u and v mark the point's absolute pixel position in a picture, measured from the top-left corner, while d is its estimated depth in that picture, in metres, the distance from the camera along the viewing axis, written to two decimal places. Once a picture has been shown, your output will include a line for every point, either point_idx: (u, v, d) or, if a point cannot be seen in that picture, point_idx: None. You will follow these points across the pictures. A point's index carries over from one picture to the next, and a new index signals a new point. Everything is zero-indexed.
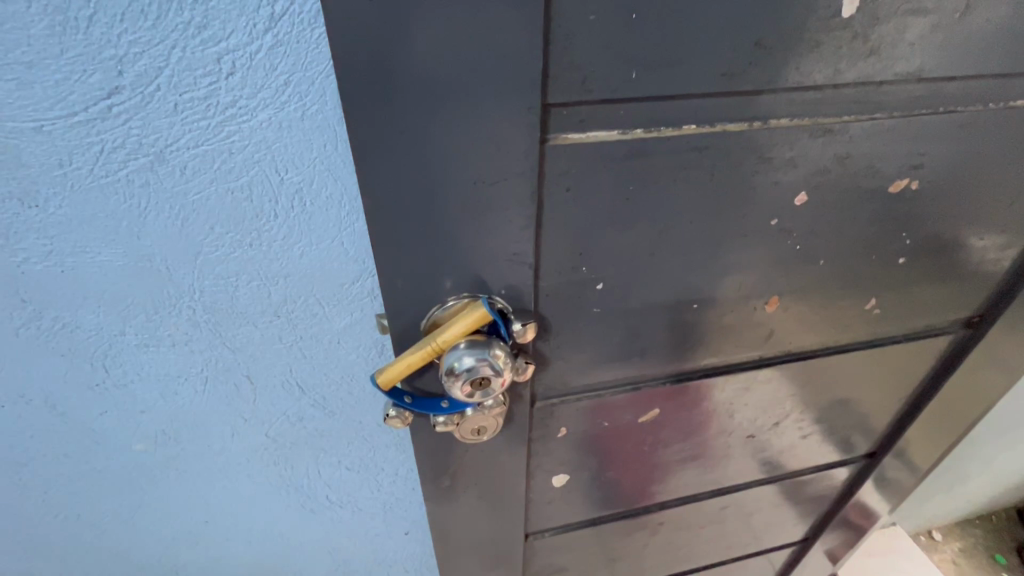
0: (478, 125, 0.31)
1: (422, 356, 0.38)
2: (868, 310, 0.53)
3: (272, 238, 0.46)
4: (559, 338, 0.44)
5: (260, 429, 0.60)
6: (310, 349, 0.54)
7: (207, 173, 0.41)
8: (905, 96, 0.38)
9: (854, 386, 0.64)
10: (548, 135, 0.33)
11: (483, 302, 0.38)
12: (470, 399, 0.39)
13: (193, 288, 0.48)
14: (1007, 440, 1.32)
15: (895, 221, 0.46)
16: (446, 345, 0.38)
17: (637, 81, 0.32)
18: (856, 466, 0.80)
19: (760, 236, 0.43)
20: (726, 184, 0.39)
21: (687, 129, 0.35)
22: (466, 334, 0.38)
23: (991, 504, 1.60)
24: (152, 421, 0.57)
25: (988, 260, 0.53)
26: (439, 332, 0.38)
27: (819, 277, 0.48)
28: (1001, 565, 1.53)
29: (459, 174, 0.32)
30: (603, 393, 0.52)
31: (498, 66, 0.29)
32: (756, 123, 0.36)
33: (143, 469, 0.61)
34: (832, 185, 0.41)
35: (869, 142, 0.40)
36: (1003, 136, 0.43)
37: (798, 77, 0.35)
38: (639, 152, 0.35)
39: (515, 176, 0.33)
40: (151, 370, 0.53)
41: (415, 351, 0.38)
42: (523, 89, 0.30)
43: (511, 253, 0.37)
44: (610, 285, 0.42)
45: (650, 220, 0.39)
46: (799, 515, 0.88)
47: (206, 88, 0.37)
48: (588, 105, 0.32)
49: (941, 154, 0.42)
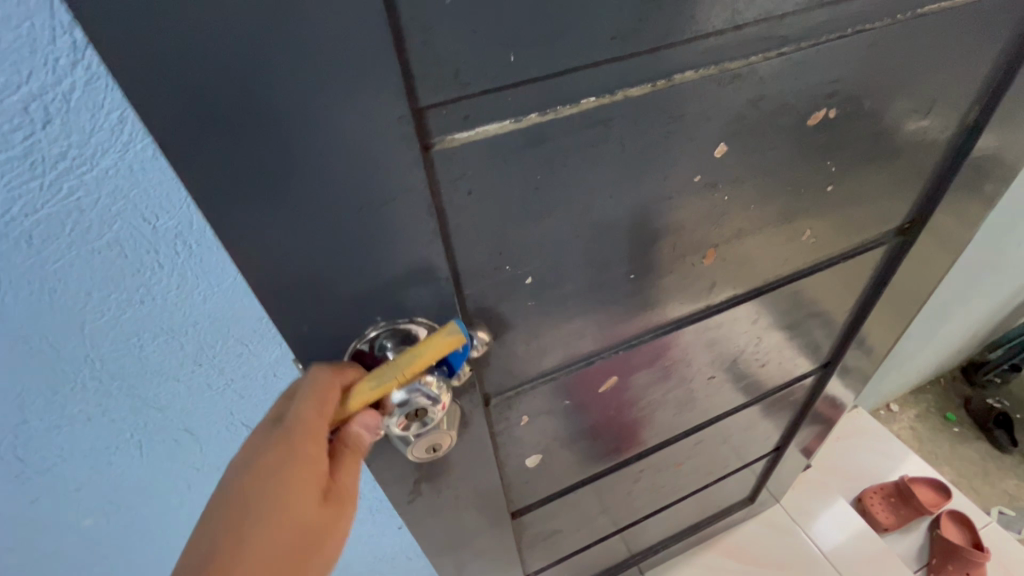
0: (347, 148, 0.27)
1: (384, 390, 0.34)
2: (805, 240, 0.53)
3: (165, 289, 0.41)
4: (500, 337, 0.42)
5: (217, 474, 0.57)
6: (246, 389, 0.51)
7: (61, 238, 0.36)
8: (811, 24, 0.36)
9: (803, 311, 0.65)
10: (431, 140, 0.29)
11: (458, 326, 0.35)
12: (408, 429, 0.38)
13: (90, 358, 0.43)
14: (947, 311, 1.42)
15: (819, 151, 0.44)
16: (415, 373, 0.34)
17: (518, 63, 0.28)
18: (814, 377, 0.83)
19: (685, 194, 0.41)
20: (640, 151, 0.36)
21: (587, 103, 0.32)
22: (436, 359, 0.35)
23: (939, 369, 1.74)
24: (92, 496, 0.53)
25: (915, 169, 0.53)
26: (408, 361, 0.34)
27: (750, 221, 0.47)
28: (950, 422, 1.69)
29: (339, 202, 0.28)
30: (559, 375, 0.51)
31: (349, 76, 0.25)
32: (661, 82, 0.33)
33: (103, 539, 0.57)
34: (751, 130, 0.39)
35: (782, 80, 0.37)
36: (914, 46, 0.41)
37: (695, 25, 0.31)
38: (540, 138, 0.32)
39: (404, 195, 0.30)
40: (73, 449, 0.48)
41: (374, 386, 0.34)
42: (388, 99, 0.26)
43: (424, 270, 0.34)
44: (538, 277, 0.40)
45: (566, 204, 0.36)
46: (769, 428, 0.93)
47: (22, 145, 0.31)
48: (468, 99, 0.28)
49: (856, 77, 0.40)
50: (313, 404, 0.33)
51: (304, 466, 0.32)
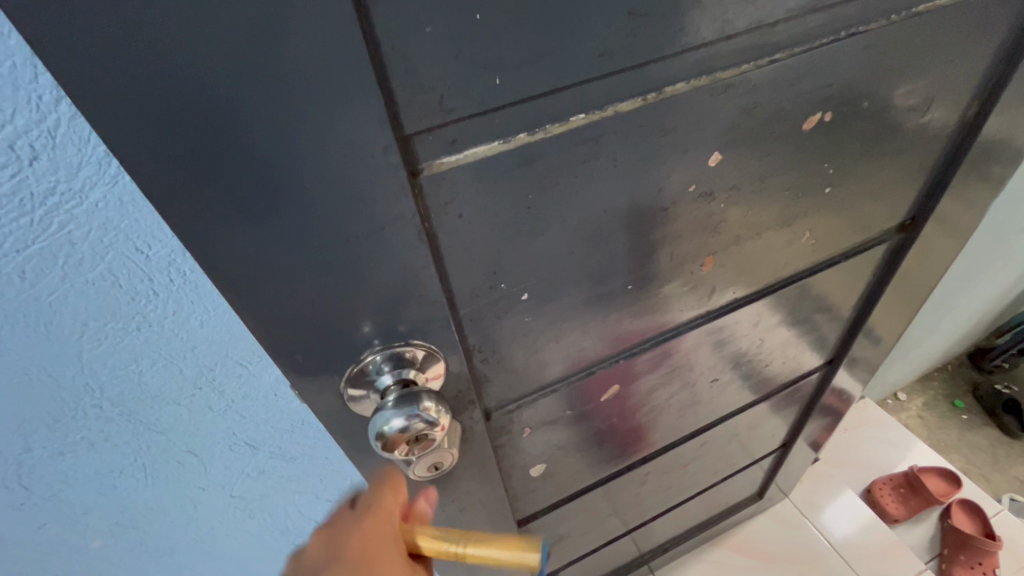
0: (331, 179, 0.26)
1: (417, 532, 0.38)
2: (805, 242, 0.52)
3: (161, 317, 0.41)
4: (498, 354, 0.42)
5: (222, 492, 0.58)
6: (248, 409, 0.50)
7: (54, 271, 0.36)
8: (803, 29, 0.35)
9: (804, 311, 0.65)
10: (419, 165, 0.29)
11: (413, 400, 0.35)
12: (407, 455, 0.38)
13: (89, 387, 0.43)
14: (953, 298, 1.41)
15: (817, 154, 0.43)
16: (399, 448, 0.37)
17: (503, 86, 0.27)
18: (819, 374, 0.83)
19: (680, 205, 0.40)
20: (632, 165, 0.35)
21: (575, 120, 0.31)
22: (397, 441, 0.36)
23: (946, 356, 1.73)
24: (99, 518, 0.53)
25: (915, 165, 0.52)
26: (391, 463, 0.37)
27: (748, 227, 0.46)
28: (959, 409, 1.68)
29: (327, 231, 0.28)
30: (560, 386, 0.51)
31: (331, 107, 0.24)
32: (651, 95, 0.33)
33: (114, 558, 0.58)
34: (745, 138, 0.38)
35: (776, 86, 0.37)
36: (910, 45, 0.40)
37: (683, 38, 0.31)
38: (530, 157, 0.31)
39: (392, 223, 0.29)
40: (78, 474, 0.49)
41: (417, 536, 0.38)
42: (372, 129, 0.26)
43: (417, 294, 0.34)
44: (535, 293, 0.39)
45: (559, 221, 0.36)
46: (774, 426, 0.92)
47: (9, 182, 0.31)
48: (454, 123, 0.28)
49: (851, 79, 0.40)
50: (388, 492, 0.39)
51: (384, 542, 0.36)
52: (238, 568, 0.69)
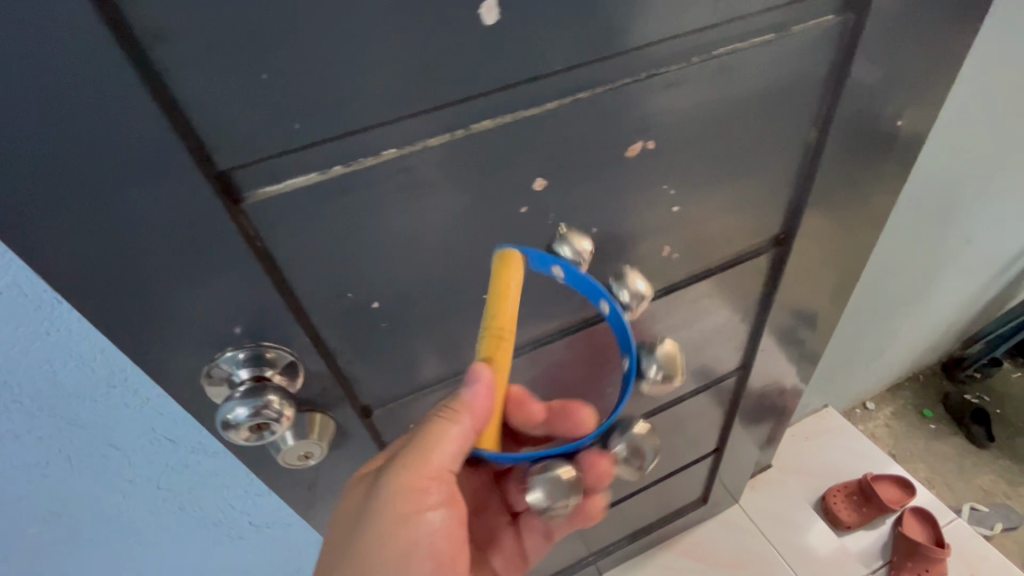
0: (156, 208, 0.32)
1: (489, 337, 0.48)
2: (668, 255, 0.57)
3: (69, 322, 0.46)
4: (360, 356, 0.47)
5: (150, 485, 0.63)
6: (163, 407, 0.56)
7: None
8: (600, 73, 0.40)
9: (696, 319, 0.69)
10: (242, 195, 0.34)
11: (262, 391, 0.41)
12: (251, 439, 0.44)
13: (8, 384, 0.49)
14: (909, 308, 1.42)
15: (650, 178, 0.48)
16: (257, 433, 0.43)
17: (304, 130, 0.33)
18: (734, 379, 0.87)
19: (516, 224, 0.45)
20: (454, 191, 0.41)
21: (387, 155, 0.37)
22: (249, 427, 0.42)
23: (917, 366, 1.74)
24: (32, 505, 0.59)
25: (769, 184, 0.57)
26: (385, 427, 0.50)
27: (598, 242, 0.51)
28: (926, 418, 1.69)
29: (163, 249, 0.34)
30: (441, 387, 0.55)
31: (139, 151, 0.30)
32: (458, 133, 0.38)
33: (52, 543, 0.64)
34: (566, 166, 0.43)
35: (585, 120, 0.42)
36: (723, 81, 0.45)
37: (474, 86, 0.36)
38: (348, 187, 0.37)
39: (221, 243, 0.35)
40: (9, 464, 0.54)
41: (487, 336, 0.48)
42: (182, 168, 0.31)
43: (260, 302, 0.39)
44: (386, 302, 0.44)
45: (393, 239, 0.41)
46: (701, 430, 0.96)
47: None
48: (265, 161, 0.33)
49: (666, 112, 0.45)
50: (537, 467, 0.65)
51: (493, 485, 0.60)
52: (175, 557, 0.75)
